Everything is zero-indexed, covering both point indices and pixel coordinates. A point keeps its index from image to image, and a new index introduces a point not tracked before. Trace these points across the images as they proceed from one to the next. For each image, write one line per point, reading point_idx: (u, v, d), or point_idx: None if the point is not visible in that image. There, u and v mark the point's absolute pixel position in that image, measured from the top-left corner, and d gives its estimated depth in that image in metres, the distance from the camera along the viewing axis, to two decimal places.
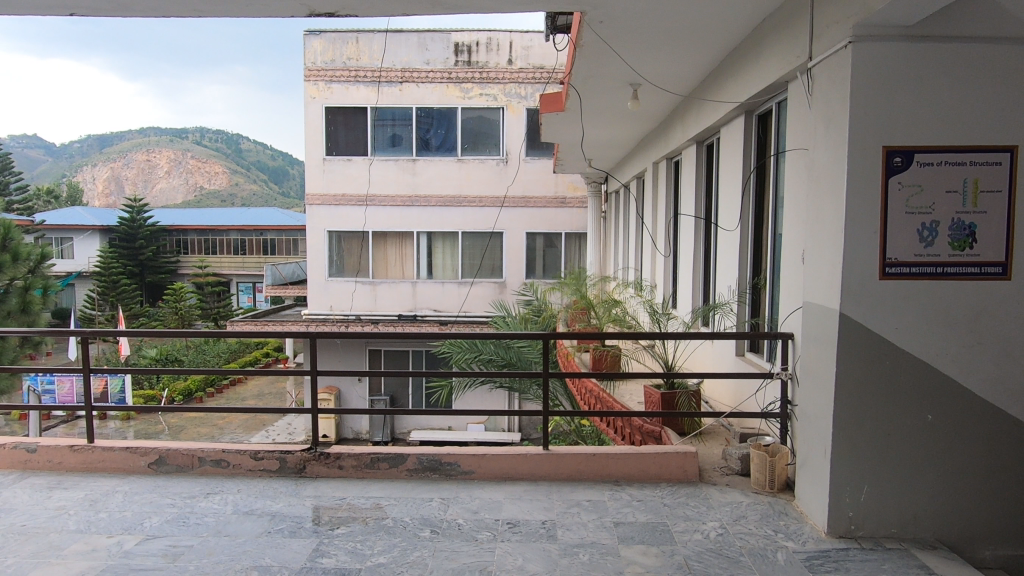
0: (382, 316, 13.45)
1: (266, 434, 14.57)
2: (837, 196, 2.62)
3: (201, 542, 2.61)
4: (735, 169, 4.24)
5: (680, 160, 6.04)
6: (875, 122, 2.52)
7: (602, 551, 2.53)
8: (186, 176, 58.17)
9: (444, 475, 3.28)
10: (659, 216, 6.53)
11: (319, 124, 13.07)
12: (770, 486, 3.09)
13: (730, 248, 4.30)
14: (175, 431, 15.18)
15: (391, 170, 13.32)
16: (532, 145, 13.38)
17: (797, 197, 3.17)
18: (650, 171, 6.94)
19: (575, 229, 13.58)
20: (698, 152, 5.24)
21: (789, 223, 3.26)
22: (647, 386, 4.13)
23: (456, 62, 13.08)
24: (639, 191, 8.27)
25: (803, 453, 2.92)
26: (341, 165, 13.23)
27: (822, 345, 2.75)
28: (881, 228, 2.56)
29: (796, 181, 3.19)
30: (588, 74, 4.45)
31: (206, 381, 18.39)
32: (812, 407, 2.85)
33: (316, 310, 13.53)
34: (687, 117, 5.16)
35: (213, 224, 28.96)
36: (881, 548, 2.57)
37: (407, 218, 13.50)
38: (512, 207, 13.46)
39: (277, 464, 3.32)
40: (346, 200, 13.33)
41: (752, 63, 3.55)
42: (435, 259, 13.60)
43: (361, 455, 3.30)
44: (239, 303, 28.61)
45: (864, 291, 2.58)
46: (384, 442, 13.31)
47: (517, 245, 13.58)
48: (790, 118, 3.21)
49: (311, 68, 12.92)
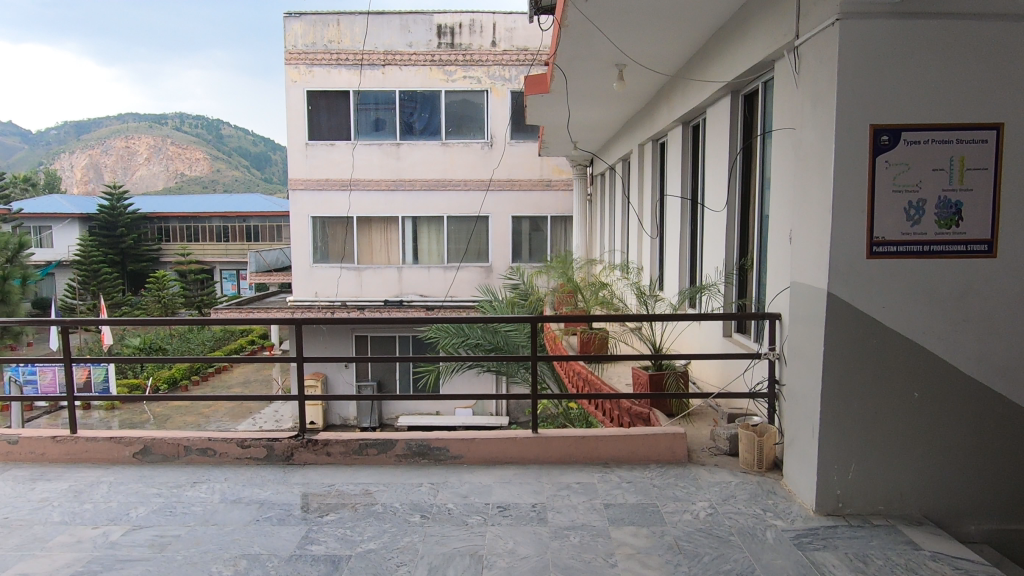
0: (368, 302, 13.38)
1: (253, 421, 14.52)
2: (824, 176, 2.61)
3: (188, 532, 2.58)
4: (722, 149, 4.22)
5: (665, 141, 6.03)
6: (862, 102, 2.52)
7: (592, 533, 2.53)
8: (166, 162, 57.40)
9: (433, 460, 3.27)
10: (645, 198, 6.52)
11: (301, 109, 12.92)
12: (758, 465, 3.11)
13: (716, 229, 4.30)
14: (160, 420, 15.07)
15: (375, 154, 13.20)
16: (517, 128, 13.30)
17: (784, 176, 3.16)
18: (636, 153, 6.91)
19: (560, 212, 13.55)
20: (683, 132, 5.22)
21: (775, 203, 3.26)
22: (634, 368, 4.14)
23: (439, 45, 12.96)
24: (624, 173, 8.25)
25: (791, 432, 2.93)
26: (324, 149, 13.09)
27: (809, 325, 2.75)
28: (869, 207, 2.56)
29: (783, 161, 3.18)
30: (573, 55, 4.40)
31: (191, 369, 18.27)
32: (799, 387, 2.86)
33: (301, 297, 13.45)
34: (672, 97, 5.14)
35: (194, 211, 28.65)
36: (868, 525, 2.60)
37: (392, 203, 13.40)
38: (497, 190, 13.41)
39: (264, 452, 3.29)
40: (329, 185, 13.20)
41: (738, 42, 3.52)
42: (421, 244, 13.53)
43: (349, 442, 3.28)
44: (223, 291, 28.38)
45: (851, 270, 2.58)
46: (371, 428, 13.34)
47: (502, 229, 13.53)
48: (777, 98, 3.20)
49: (292, 51, 12.74)
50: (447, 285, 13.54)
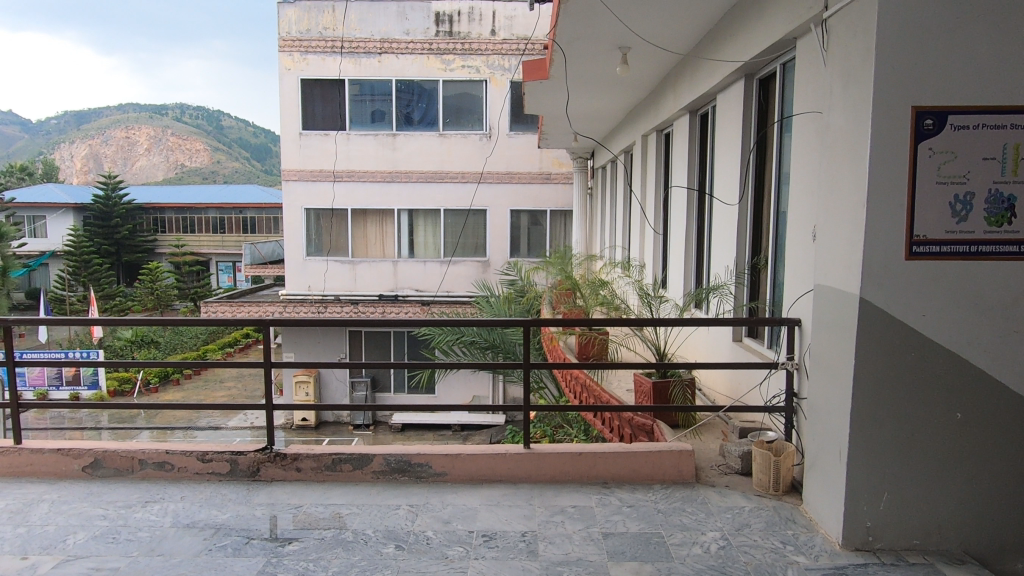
0: (362, 296, 13.07)
1: (244, 417, 14.25)
2: (856, 166, 2.30)
3: (129, 564, 2.26)
4: (734, 137, 3.89)
5: (670, 131, 5.72)
6: (904, 79, 2.19)
7: (589, 571, 2.22)
8: (165, 153, 57.01)
9: (414, 478, 2.96)
10: (649, 188, 6.21)
11: (295, 97, 12.58)
12: (774, 488, 2.79)
13: (727, 225, 3.99)
14: (150, 416, 14.78)
15: (371, 145, 12.86)
16: (516, 119, 12.95)
17: (807, 166, 2.85)
18: (639, 144, 6.61)
19: (560, 206, 13.21)
20: (690, 122, 4.92)
21: (796, 195, 2.96)
22: (637, 375, 3.83)
23: (437, 33, 12.61)
24: (627, 166, 7.93)
25: (811, 453, 2.62)
26: (318, 139, 12.75)
27: (835, 334, 2.44)
28: (909, 200, 2.24)
29: (804, 150, 2.88)
30: (575, 34, 4.09)
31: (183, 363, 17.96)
32: (823, 403, 2.54)
33: (294, 291, 13.15)
34: (680, 83, 4.83)
35: (190, 202, 28.31)
36: (903, 564, 2.28)
37: (387, 195, 13.07)
38: (494, 182, 13.06)
39: (227, 467, 2.98)
40: (323, 176, 12.87)
41: (756, 17, 3.20)
42: (417, 237, 13.20)
43: (321, 456, 2.97)
44: (219, 283, 28.09)
45: (887, 272, 2.26)
46: (364, 425, 13.11)
47: (500, 222, 13.18)
48: (801, 78, 2.87)
49: (285, 38, 12.39)
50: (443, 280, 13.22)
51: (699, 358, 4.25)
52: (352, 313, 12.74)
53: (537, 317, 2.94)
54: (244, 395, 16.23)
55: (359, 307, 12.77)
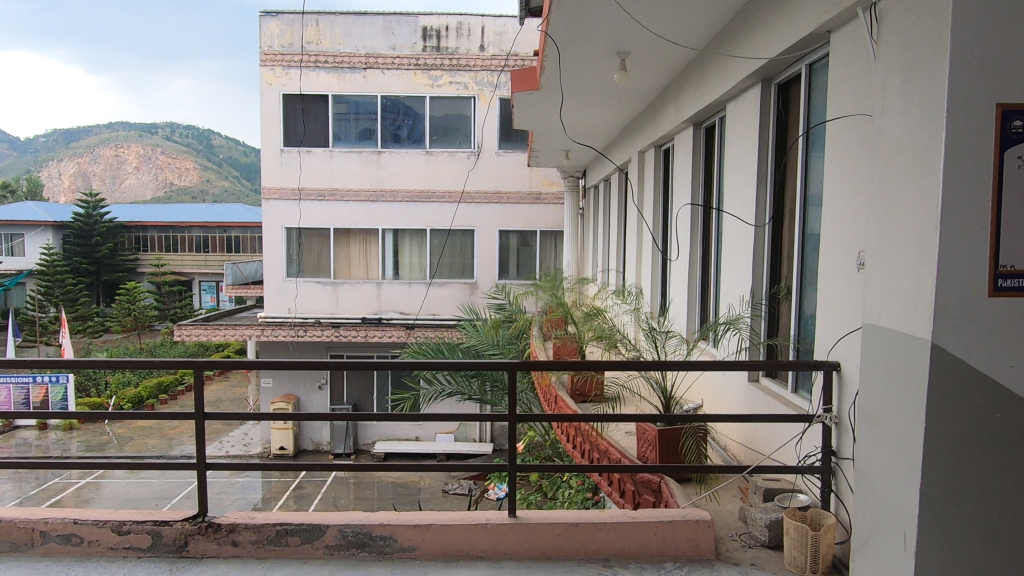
0: (344, 319, 12.52)
1: (219, 446, 13.63)
2: (923, 179, 1.84)
3: None
4: (748, 149, 3.45)
5: (670, 146, 5.31)
6: (987, 70, 1.74)
7: None
8: (154, 172, 56.51)
9: (375, 554, 2.45)
10: (647, 207, 5.79)
11: (276, 113, 12.15)
12: (811, 570, 2.29)
13: (740, 248, 3.52)
14: (121, 444, 14.12)
15: (355, 162, 12.42)
16: (505, 137, 12.55)
17: (847, 180, 2.40)
18: (635, 161, 6.20)
19: (550, 227, 12.76)
20: (694, 135, 4.50)
21: (833, 214, 2.51)
22: (640, 422, 3.34)
23: (424, 48, 12.24)
24: (621, 184, 7.52)
25: (859, 532, 2.14)
26: (300, 157, 12.31)
27: (896, 386, 1.97)
28: (995, 221, 1.78)
29: (843, 162, 2.44)
30: (571, 33, 3.67)
31: (159, 387, 17.32)
32: (877, 470, 2.06)
33: (273, 313, 12.57)
34: (683, 92, 4.43)
35: (173, 220, 27.75)
36: None
37: (372, 214, 12.60)
38: (482, 202, 12.62)
39: (148, 541, 2.46)
40: (305, 194, 12.40)
41: (781, 6, 2.77)
42: (402, 258, 12.72)
43: (262, 528, 2.45)
44: (202, 304, 27.54)
45: (966, 312, 1.79)
46: (344, 454, 12.60)
47: (489, 243, 12.72)
48: (840, 78, 2.44)
49: (267, 52, 11.98)
50: (428, 302, 12.71)
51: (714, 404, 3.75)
52: (332, 336, 12.06)
53: (528, 362, 2.46)
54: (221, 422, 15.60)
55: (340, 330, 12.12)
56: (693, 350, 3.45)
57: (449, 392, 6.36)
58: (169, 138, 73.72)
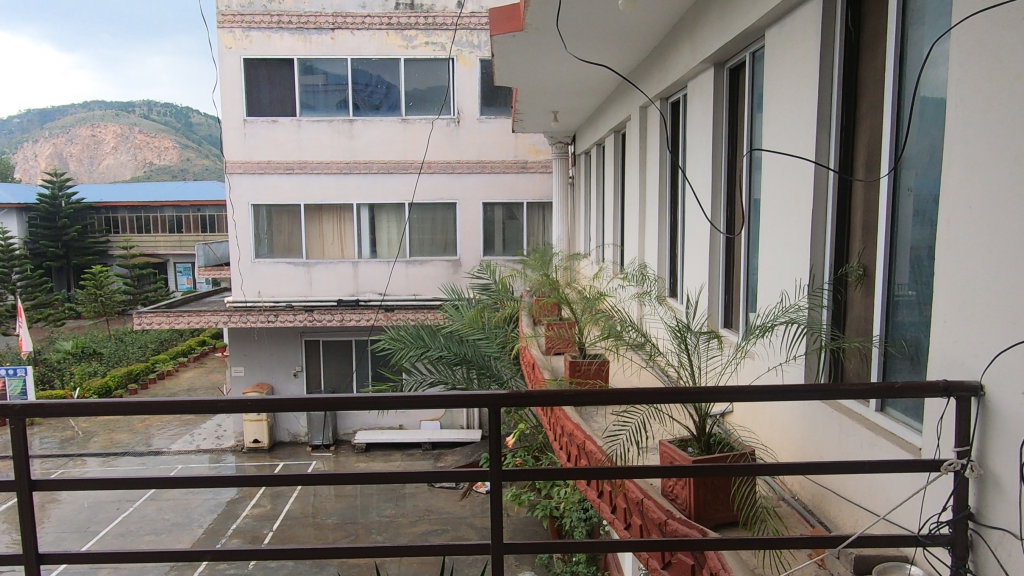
0: (318, 302, 11.64)
1: (190, 440, 12.80)
2: None
3: None
4: (801, 83, 2.61)
5: (681, 96, 4.50)
6: None
7: None
8: (133, 150, 55.15)
9: None
10: (655, 170, 4.97)
11: (238, 80, 11.13)
12: None
13: (788, 218, 2.72)
14: (85, 438, 13.31)
15: (324, 132, 11.46)
16: (488, 102, 11.60)
17: (992, 107, 1.60)
18: (637, 118, 5.39)
19: (538, 198, 11.87)
20: (716, 78, 3.68)
21: (963, 160, 1.72)
22: (666, 450, 2.53)
23: (396, 6, 11.23)
24: (617, 148, 6.67)
25: None
26: (265, 128, 11.36)
27: None
28: None
29: (984, 78, 1.64)
30: None
31: (128, 375, 16.53)
32: None
33: (241, 297, 11.62)
34: (702, 25, 3.60)
35: (145, 200, 26.67)
36: None
37: (345, 188, 11.64)
38: (465, 173, 11.70)
39: None
40: (272, 168, 11.44)
41: None
42: (380, 234, 11.81)
43: None
44: (178, 285, 26.75)
45: None
46: (323, 446, 11.84)
47: (472, 217, 11.81)
48: None
49: (224, 12, 10.90)
50: (409, 282, 11.80)
51: (761, 416, 2.94)
52: (306, 321, 11.16)
53: (517, 399, 1.64)
54: None
55: (314, 314, 11.22)
56: (736, 357, 2.63)
57: (431, 381, 5.75)
58: (147, 115, 72.09)
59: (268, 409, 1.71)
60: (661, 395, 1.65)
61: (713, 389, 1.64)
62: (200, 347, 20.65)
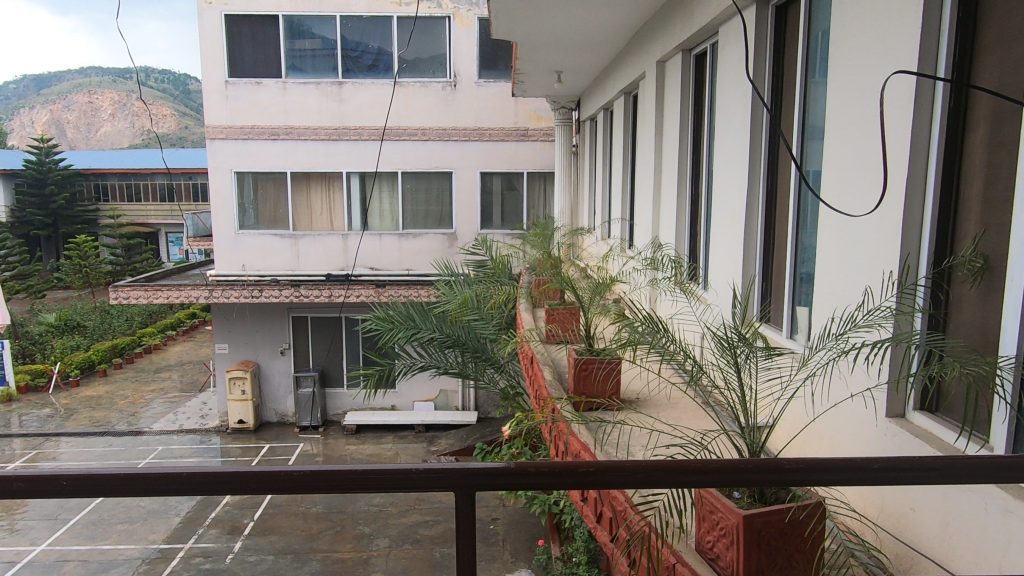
0: (306, 277, 10.99)
1: (173, 420, 12.28)
2: None
3: None
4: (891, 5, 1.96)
5: (710, 47, 3.87)
6: None
7: None
8: (129, 119, 54.23)
9: None
10: (673, 134, 4.32)
11: (219, 38, 10.37)
12: None
13: (869, 189, 2.06)
14: (64, 415, 12.75)
15: (312, 96, 10.72)
16: (487, 64, 10.85)
17: None
18: (653, 74, 4.73)
19: (539, 168, 11.16)
20: (758, 18, 3.03)
21: None
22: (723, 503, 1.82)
23: None
24: (627, 110, 5.98)
25: None
26: (249, 90, 10.62)
27: None
28: None
29: None
30: None
31: (112, 350, 15.95)
32: None
33: (224, 271, 10.99)
34: None
35: (135, 167, 25.90)
36: None
37: (333, 155, 10.90)
38: (462, 140, 10.97)
39: None
40: (255, 133, 10.72)
41: None
42: (371, 204, 11.06)
43: None
44: (169, 256, 26.18)
45: None
46: (311, 427, 11.25)
47: (469, 188, 11.09)
48: None
49: None
50: (401, 256, 11.14)
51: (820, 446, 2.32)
52: (292, 297, 10.52)
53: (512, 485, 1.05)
54: (179, 390, 14.25)
55: (300, 289, 10.57)
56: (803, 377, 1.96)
57: (420, 366, 5.71)
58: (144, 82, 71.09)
59: (84, 491, 1.08)
60: (728, 474, 1.06)
61: (812, 468, 1.05)
62: (189, 320, 20.13)
